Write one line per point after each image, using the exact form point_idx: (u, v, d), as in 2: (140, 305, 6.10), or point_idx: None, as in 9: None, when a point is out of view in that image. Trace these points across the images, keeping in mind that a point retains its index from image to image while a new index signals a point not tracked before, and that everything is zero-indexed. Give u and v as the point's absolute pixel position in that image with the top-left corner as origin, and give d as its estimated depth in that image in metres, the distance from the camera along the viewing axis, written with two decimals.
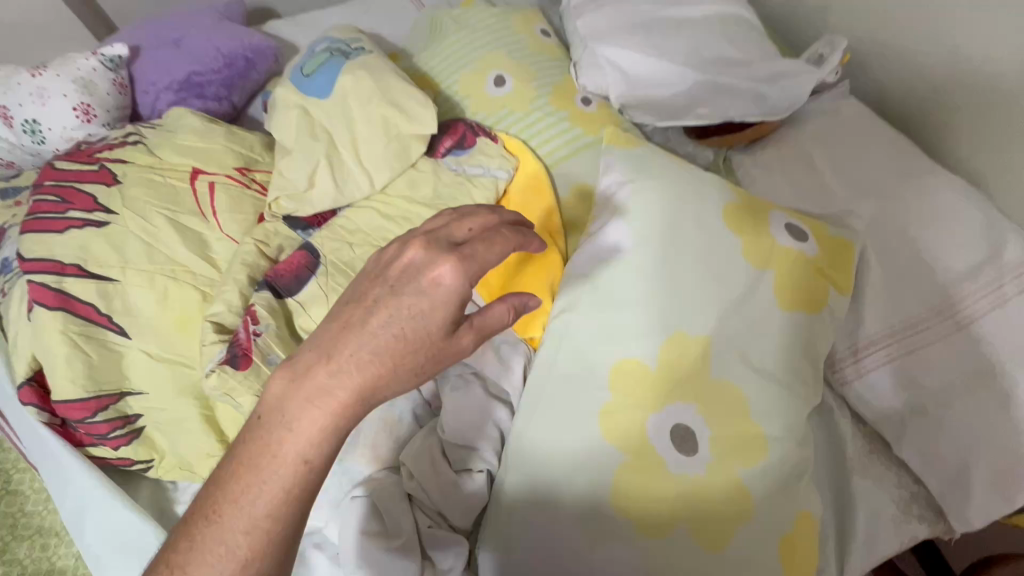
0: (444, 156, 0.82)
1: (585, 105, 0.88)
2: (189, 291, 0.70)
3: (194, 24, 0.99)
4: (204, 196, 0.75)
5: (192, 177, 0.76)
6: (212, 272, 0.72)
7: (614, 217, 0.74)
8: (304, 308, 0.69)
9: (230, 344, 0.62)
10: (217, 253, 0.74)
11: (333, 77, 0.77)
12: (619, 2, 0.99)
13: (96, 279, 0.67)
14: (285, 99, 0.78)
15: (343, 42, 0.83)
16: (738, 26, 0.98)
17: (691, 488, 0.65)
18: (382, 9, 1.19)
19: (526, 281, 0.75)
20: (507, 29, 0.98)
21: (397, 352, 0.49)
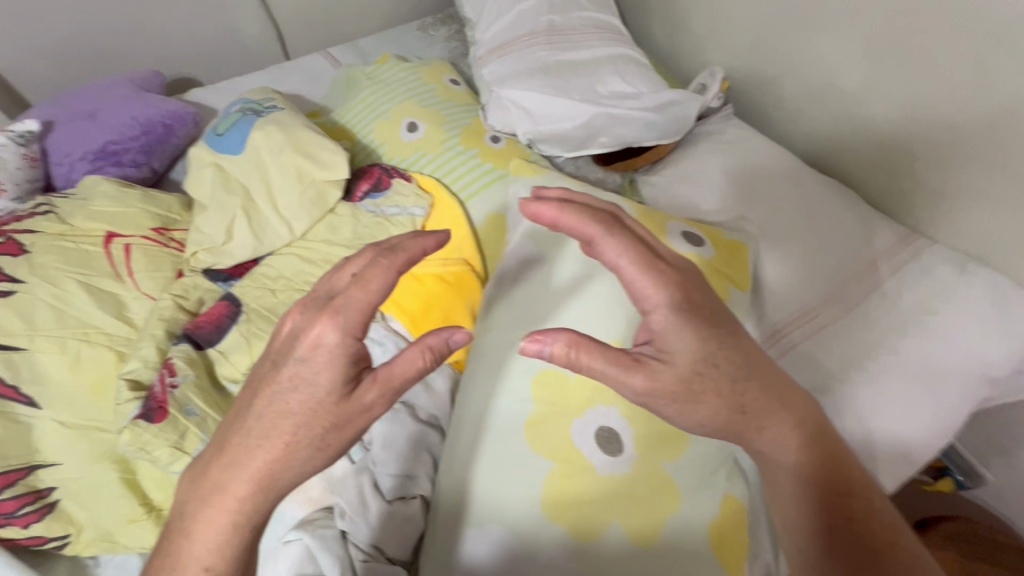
0: (361, 200, 0.86)
1: (493, 143, 0.95)
2: (104, 353, 0.69)
3: (109, 96, 1.01)
4: (120, 258, 0.76)
5: (106, 241, 0.77)
6: (129, 332, 0.72)
7: (525, 240, 0.79)
8: (226, 356, 0.70)
9: (145, 399, 0.62)
10: (135, 313, 0.74)
11: (246, 134, 0.81)
12: (519, 49, 1.09)
13: (1, 351, 0.66)
14: (199, 158, 0.80)
15: (256, 102, 0.87)
16: (627, 65, 1.10)
17: (619, 489, 0.67)
18: (303, 71, 1.26)
19: (446, 308, 0.78)
20: (417, 80, 1.05)
21: (286, 430, 0.45)
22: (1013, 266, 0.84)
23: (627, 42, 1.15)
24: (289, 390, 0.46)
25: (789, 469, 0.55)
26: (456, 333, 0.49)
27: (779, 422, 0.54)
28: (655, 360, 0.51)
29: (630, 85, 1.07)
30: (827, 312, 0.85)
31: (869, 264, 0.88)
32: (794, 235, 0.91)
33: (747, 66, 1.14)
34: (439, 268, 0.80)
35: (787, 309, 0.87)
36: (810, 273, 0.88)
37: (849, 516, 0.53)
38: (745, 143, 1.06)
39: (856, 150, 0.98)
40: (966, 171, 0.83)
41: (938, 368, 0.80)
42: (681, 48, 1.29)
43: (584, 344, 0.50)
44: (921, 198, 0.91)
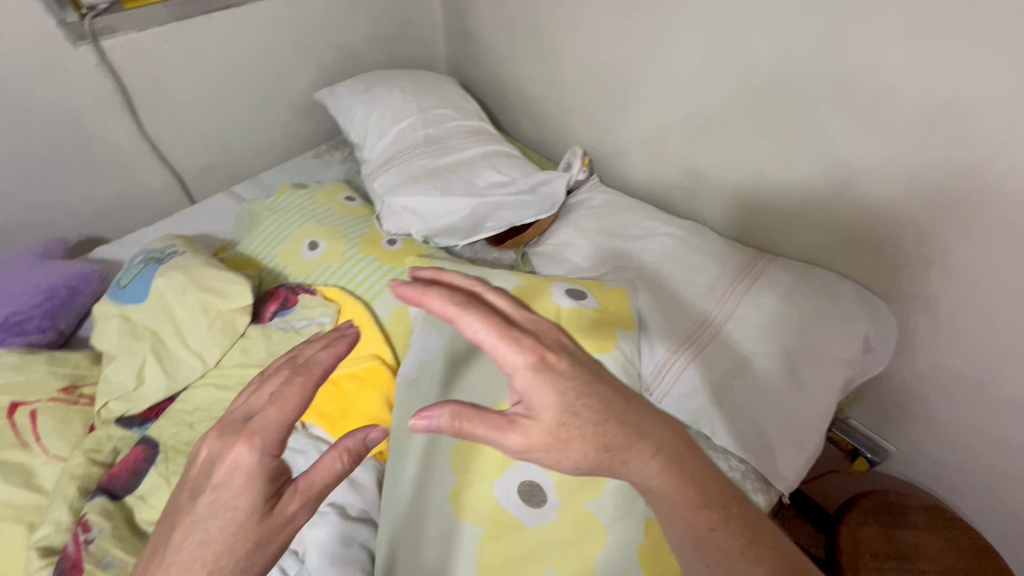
0: (271, 320, 0.92)
1: (390, 246, 1.07)
2: (13, 526, 0.68)
3: (9, 270, 1.04)
4: (26, 425, 0.76)
5: (11, 411, 0.77)
6: (40, 499, 0.71)
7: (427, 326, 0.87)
8: (145, 500, 0.70)
9: (58, 561, 0.61)
10: (45, 478, 0.73)
11: (148, 282, 0.86)
12: (403, 162, 1.24)
13: None
14: (103, 313, 0.84)
15: (158, 251, 0.94)
16: (500, 158, 1.27)
17: (548, 538, 0.71)
18: (209, 211, 1.34)
19: (363, 404, 0.83)
20: (314, 203, 1.16)
21: (205, 561, 0.44)
22: (836, 262, 1.01)
23: (496, 139, 1.34)
24: (207, 519, 0.45)
25: (658, 494, 0.55)
26: (374, 431, 0.51)
27: (650, 454, 0.55)
28: (528, 419, 0.53)
29: (504, 174, 1.24)
30: (704, 333, 0.96)
31: (728, 287, 1.01)
32: (662, 273, 1.06)
33: (599, 142, 1.35)
34: (352, 367, 0.86)
35: (674, 335, 0.97)
36: (682, 301, 1.01)
37: (718, 531, 0.53)
38: (610, 204, 1.23)
39: (698, 194, 1.18)
40: (779, 194, 1.02)
41: (804, 360, 0.91)
42: (546, 136, 1.51)
43: (464, 413, 0.51)
44: (754, 221, 1.09)
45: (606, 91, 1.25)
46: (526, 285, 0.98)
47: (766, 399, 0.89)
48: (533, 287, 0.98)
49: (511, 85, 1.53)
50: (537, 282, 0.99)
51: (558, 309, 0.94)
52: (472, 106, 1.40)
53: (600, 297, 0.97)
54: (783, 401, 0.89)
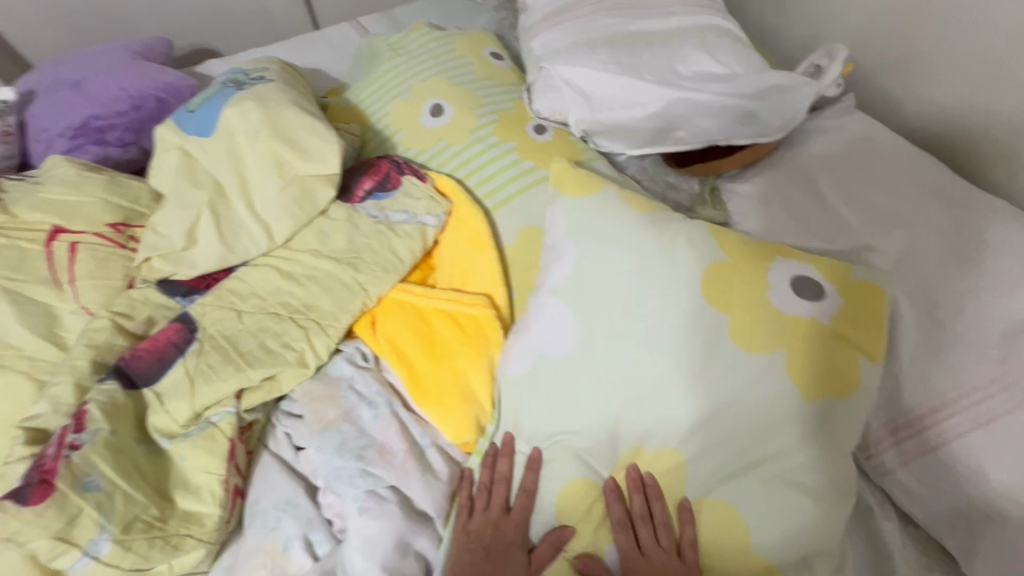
0: (362, 200, 0.68)
1: (537, 134, 0.76)
2: (20, 383, 0.55)
3: (100, 64, 0.88)
4: (62, 260, 0.61)
5: (49, 238, 0.62)
6: (57, 355, 0.57)
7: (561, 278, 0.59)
8: (162, 402, 0.54)
9: (33, 463, 0.46)
10: (69, 331, 0.59)
11: (218, 111, 0.64)
12: (578, 18, 0.87)
13: None
14: (162, 139, 0.64)
15: (244, 73, 0.71)
16: (718, 38, 0.86)
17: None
18: (329, 42, 1.09)
19: (456, 365, 0.60)
20: (450, 53, 0.86)
21: None
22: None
23: (718, 11, 0.91)
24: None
25: None
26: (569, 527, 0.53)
27: None
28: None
29: (720, 64, 0.83)
30: (1002, 397, 0.55)
31: None
32: (948, 271, 0.62)
33: (880, 42, 0.86)
34: (453, 306, 0.63)
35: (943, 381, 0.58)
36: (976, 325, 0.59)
37: None
38: (872, 141, 0.79)
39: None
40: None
41: None
42: (786, 22, 1.02)
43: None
44: None
45: None
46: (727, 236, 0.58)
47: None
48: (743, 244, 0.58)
49: None
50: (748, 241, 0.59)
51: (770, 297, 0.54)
52: None
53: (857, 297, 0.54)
54: None
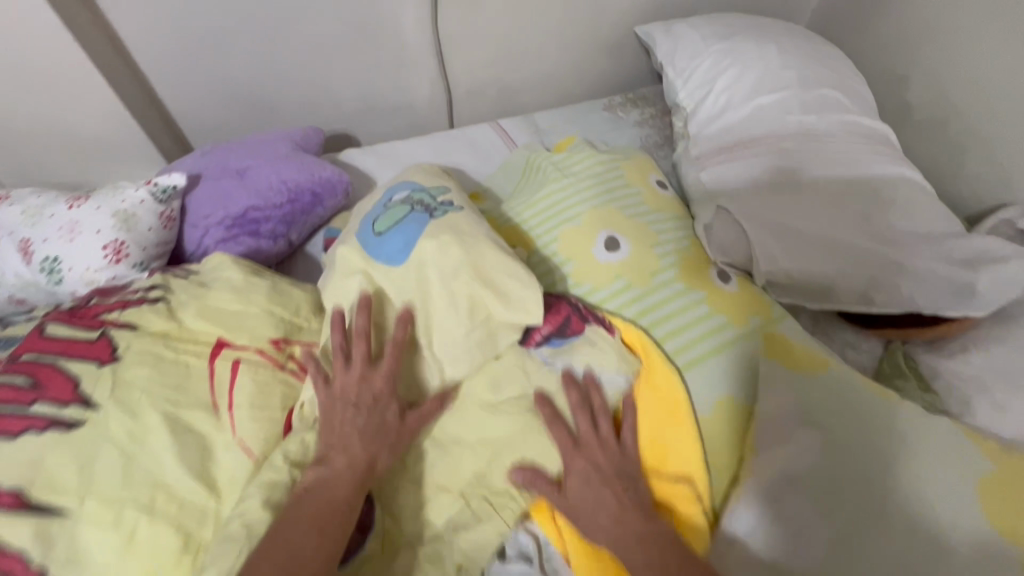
0: (540, 344, 0.63)
1: (723, 282, 0.68)
2: (166, 534, 0.48)
3: (264, 154, 0.88)
4: (223, 383, 0.56)
5: (212, 354, 0.58)
6: (206, 499, 0.51)
7: (782, 481, 0.51)
8: None
9: None
10: (219, 469, 0.53)
11: (409, 242, 0.60)
12: (756, 155, 0.83)
13: (37, 514, 0.46)
14: (347, 258, 0.61)
15: (429, 191, 0.67)
16: (910, 192, 0.79)
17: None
18: (470, 141, 1.09)
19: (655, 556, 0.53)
20: (617, 177, 0.82)
21: (603, 512, 0.53)
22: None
23: (901, 160, 0.85)
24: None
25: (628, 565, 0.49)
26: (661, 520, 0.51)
27: (613, 501, 0.53)
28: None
29: (914, 224, 0.76)
30: None
31: None
32: None
33: None
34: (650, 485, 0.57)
35: None
36: None
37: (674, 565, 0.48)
38: None
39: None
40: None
41: None
42: (959, 172, 0.96)
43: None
44: None
45: None
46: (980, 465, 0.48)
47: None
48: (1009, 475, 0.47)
49: (928, 79, 0.99)
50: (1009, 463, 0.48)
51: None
52: (870, 97, 0.91)
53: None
54: None
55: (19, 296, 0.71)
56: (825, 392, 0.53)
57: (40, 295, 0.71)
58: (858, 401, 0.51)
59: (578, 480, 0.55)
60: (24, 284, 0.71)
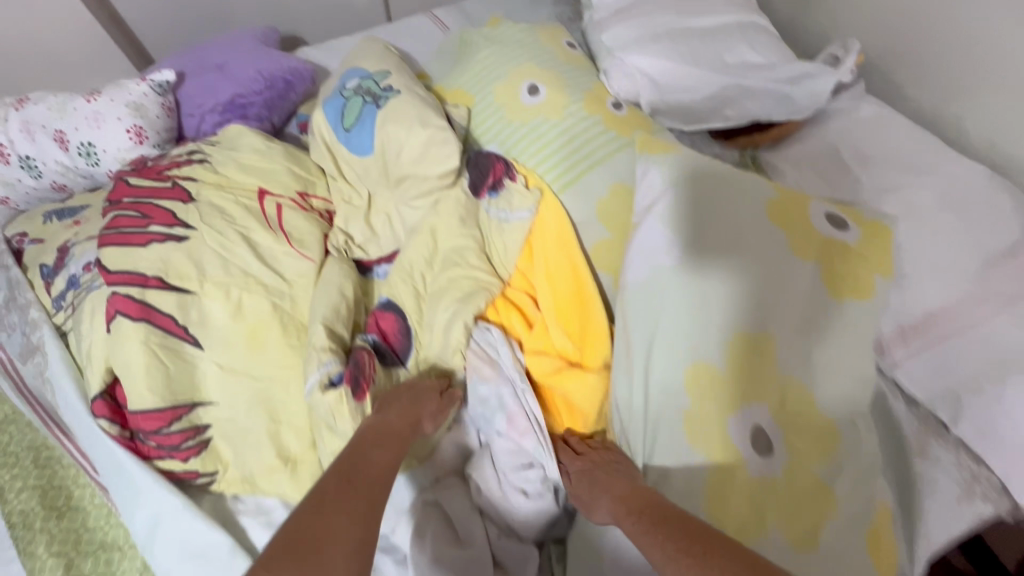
0: (484, 193, 0.83)
1: (617, 110, 0.92)
2: (262, 303, 0.72)
3: (235, 50, 1.02)
4: (272, 215, 0.79)
5: (260, 197, 0.80)
6: (281, 285, 0.75)
7: (652, 220, 0.75)
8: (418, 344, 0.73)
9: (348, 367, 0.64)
10: (283, 268, 0.76)
11: (369, 131, 0.81)
12: (644, 14, 1.04)
13: (176, 291, 0.69)
14: (337, 155, 0.86)
15: (373, 79, 0.85)
16: (757, 33, 1.04)
17: (778, 489, 0.62)
18: (410, 30, 1.24)
19: (576, 317, 0.77)
20: (534, 41, 1.01)
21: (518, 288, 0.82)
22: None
23: (754, 9, 1.08)
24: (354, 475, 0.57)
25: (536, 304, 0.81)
26: (556, 286, 0.78)
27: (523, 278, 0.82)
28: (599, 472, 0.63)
29: (760, 55, 1.01)
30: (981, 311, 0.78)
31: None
32: (936, 226, 0.84)
33: (885, 41, 1.05)
34: (562, 282, 0.78)
35: (909, 313, 0.81)
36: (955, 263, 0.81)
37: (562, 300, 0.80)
38: (877, 124, 0.99)
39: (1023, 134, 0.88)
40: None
41: None
42: (806, 20, 1.21)
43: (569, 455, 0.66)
44: None
45: None
46: (772, 204, 0.75)
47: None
48: (786, 203, 0.76)
49: None
50: (791, 196, 0.77)
51: (811, 250, 0.72)
52: None
53: (873, 236, 0.75)
54: None
55: (60, 181, 0.89)
56: (679, 174, 0.76)
57: (77, 180, 0.90)
58: (692, 164, 0.77)
59: (506, 272, 0.83)
60: (62, 170, 0.88)
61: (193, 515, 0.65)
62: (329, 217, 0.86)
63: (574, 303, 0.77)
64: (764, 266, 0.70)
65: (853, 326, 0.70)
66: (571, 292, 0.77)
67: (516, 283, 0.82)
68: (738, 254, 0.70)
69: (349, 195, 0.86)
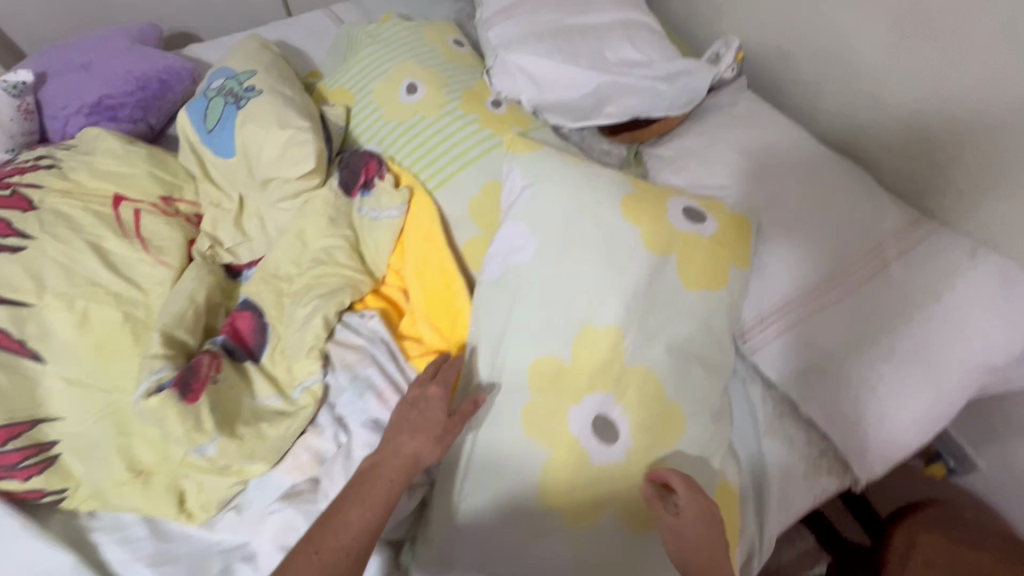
0: (355, 192, 0.83)
1: (494, 108, 0.93)
2: (111, 313, 0.70)
3: (103, 48, 0.98)
4: (128, 222, 0.77)
5: (115, 203, 0.77)
6: (135, 293, 0.73)
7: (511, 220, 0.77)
8: (279, 349, 0.73)
9: (184, 370, 0.63)
10: (139, 276, 0.75)
11: (231, 133, 0.80)
12: (528, 13, 1.05)
13: (11, 304, 0.67)
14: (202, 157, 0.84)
15: (237, 79, 0.83)
16: (639, 30, 1.06)
17: (618, 477, 0.66)
18: (305, 27, 1.22)
19: (443, 313, 0.77)
20: (418, 39, 1.01)
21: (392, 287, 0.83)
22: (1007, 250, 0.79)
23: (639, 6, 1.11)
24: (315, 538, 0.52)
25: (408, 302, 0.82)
26: (426, 283, 0.79)
27: (397, 277, 0.83)
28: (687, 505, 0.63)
29: (640, 52, 1.03)
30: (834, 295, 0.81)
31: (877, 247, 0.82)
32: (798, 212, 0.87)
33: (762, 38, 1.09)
34: (429, 279, 0.79)
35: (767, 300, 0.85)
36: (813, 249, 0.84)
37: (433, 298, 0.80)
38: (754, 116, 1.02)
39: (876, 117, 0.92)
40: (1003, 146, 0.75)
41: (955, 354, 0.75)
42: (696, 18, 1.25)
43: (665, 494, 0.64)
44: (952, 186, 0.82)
45: None
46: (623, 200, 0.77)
47: (881, 386, 0.77)
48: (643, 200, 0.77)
49: None
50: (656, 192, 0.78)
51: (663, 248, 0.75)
52: None
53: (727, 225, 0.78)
54: (898, 397, 0.76)
55: None
56: (536, 171, 0.78)
57: None
58: (549, 163, 0.78)
59: (379, 271, 0.82)
60: None
61: (33, 534, 0.63)
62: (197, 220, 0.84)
63: (441, 300, 0.78)
64: (612, 264, 0.72)
65: (701, 316, 0.73)
66: (438, 289, 0.78)
67: (390, 281, 0.83)
68: (589, 251, 0.73)
69: (217, 198, 0.84)
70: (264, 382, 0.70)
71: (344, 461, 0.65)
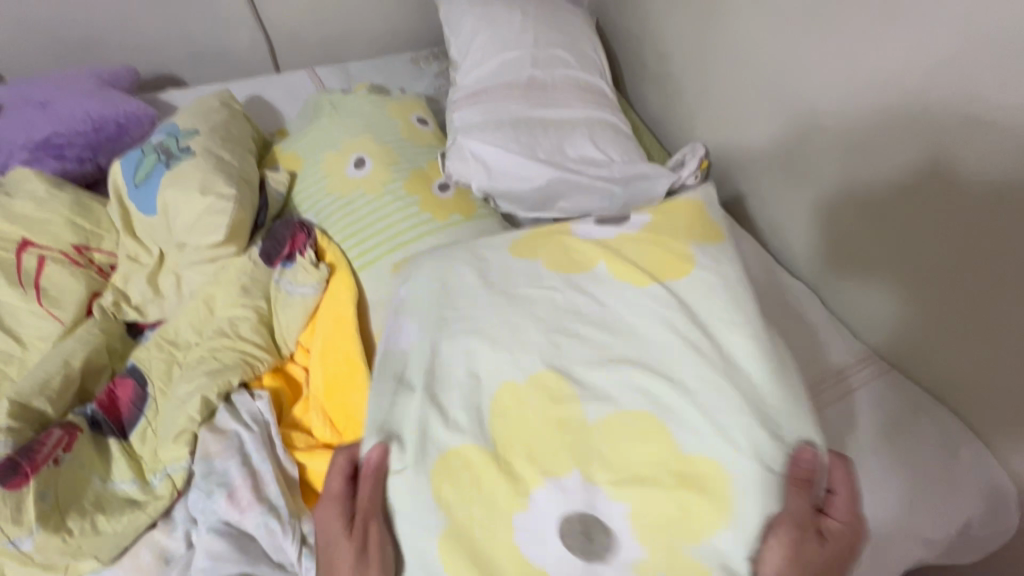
0: (276, 263, 0.80)
1: (440, 191, 0.91)
2: None
3: (66, 87, 0.99)
4: (29, 270, 0.75)
5: (20, 249, 0.76)
6: (13, 347, 0.71)
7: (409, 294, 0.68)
8: (151, 425, 0.68)
9: (24, 446, 0.59)
10: (23, 328, 0.72)
11: (155, 191, 0.78)
12: (495, 100, 1.05)
13: None
14: (127, 209, 0.81)
15: (176, 138, 0.82)
16: (604, 129, 1.06)
17: None
18: (284, 85, 1.23)
19: (340, 401, 0.71)
20: (380, 114, 1.01)
21: (298, 365, 0.77)
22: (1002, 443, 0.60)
23: (609, 106, 1.11)
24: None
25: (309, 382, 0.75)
26: (329, 364, 0.73)
27: (304, 354, 0.78)
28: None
29: (600, 151, 1.03)
30: None
31: (842, 386, 0.65)
32: None
33: None
34: (333, 362, 0.73)
35: None
36: None
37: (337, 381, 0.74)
38: None
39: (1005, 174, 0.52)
40: (1020, 288, 0.53)
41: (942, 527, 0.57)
42: None
43: None
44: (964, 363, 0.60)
45: (731, 65, 0.84)
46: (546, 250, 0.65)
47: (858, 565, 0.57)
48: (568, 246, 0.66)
49: None
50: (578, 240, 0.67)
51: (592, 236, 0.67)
52: (595, 55, 1.17)
53: (662, 211, 0.67)
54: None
55: None
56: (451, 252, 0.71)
57: None
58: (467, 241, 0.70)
59: (284, 346, 0.77)
60: None
61: None
62: (110, 272, 0.80)
63: (339, 385, 0.71)
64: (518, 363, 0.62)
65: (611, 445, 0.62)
66: (340, 373, 0.72)
67: (298, 359, 0.77)
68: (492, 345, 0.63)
69: (135, 252, 0.81)
70: (122, 464, 0.63)
71: (183, 573, 0.59)
